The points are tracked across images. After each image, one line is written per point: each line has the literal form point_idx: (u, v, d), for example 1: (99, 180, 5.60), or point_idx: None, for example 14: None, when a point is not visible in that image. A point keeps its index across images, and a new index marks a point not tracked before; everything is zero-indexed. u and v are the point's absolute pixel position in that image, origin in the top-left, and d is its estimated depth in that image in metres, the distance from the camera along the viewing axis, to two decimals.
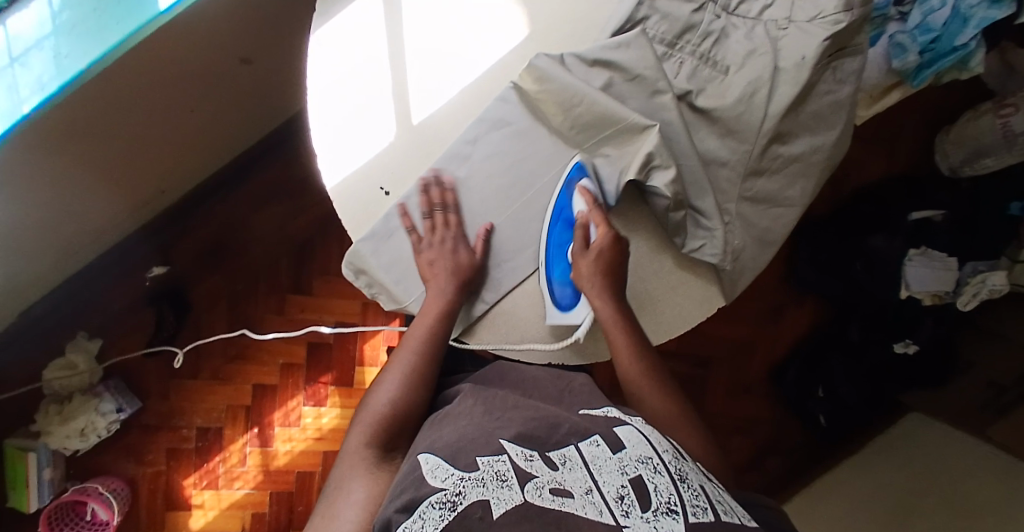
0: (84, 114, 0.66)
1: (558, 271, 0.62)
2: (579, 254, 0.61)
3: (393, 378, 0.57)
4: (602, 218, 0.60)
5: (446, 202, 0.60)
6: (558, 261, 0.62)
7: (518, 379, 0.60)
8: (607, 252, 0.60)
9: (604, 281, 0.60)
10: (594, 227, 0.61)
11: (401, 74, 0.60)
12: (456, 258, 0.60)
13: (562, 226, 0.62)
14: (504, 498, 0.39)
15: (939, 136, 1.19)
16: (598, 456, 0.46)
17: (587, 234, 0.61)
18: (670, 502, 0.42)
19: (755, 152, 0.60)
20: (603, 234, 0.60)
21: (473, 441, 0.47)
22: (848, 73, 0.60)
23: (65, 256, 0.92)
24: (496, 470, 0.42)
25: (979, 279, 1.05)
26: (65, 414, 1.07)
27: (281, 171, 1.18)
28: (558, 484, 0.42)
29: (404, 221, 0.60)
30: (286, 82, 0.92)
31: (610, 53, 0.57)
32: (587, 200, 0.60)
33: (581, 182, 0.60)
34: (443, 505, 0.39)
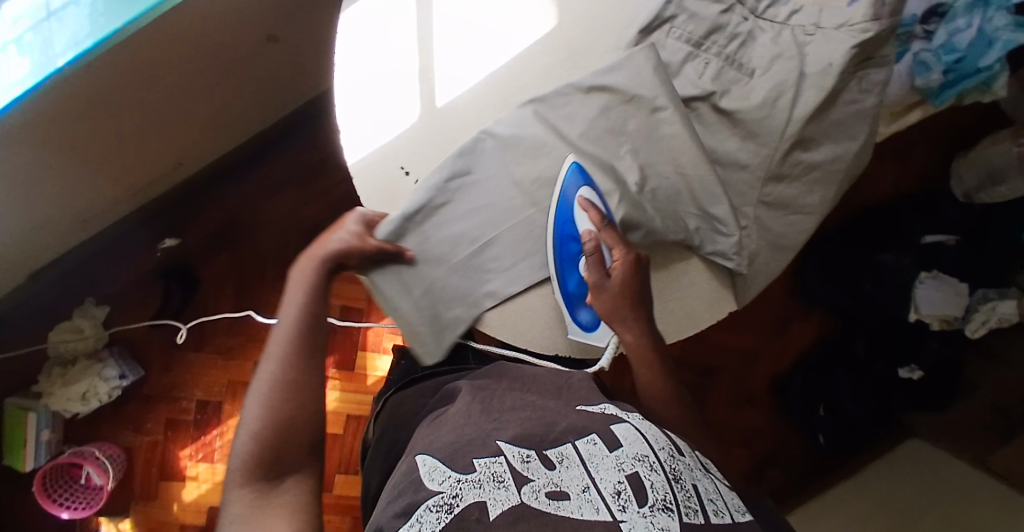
0: (115, 74, 0.66)
1: (572, 283, 0.61)
2: (600, 280, 0.59)
3: (264, 384, 0.49)
4: (615, 237, 0.59)
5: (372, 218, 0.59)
6: (572, 271, 0.61)
7: (515, 377, 0.60)
8: (629, 273, 0.59)
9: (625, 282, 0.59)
10: (608, 249, 0.60)
11: (429, 57, 0.60)
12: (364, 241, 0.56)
13: (568, 243, 0.60)
14: (500, 500, 0.41)
15: (955, 161, 1.18)
16: (596, 453, 0.47)
17: (603, 257, 0.60)
18: (665, 499, 0.44)
19: (776, 156, 0.60)
20: (621, 254, 0.59)
21: (470, 443, 0.48)
22: (872, 84, 0.60)
23: (81, 221, 0.93)
24: (492, 472, 0.44)
25: (990, 306, 1.07)
26: (69, 377, 1.08)
27: (298, 153, 1.19)
28: (555, 486, 0.44)
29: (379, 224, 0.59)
30: (311, 61, 0.92)
31: (602, 78, 0.58)
32: (593, 215, 0.59)
33: (581, 194, 0.59)
34: (439, 508, 0.41)
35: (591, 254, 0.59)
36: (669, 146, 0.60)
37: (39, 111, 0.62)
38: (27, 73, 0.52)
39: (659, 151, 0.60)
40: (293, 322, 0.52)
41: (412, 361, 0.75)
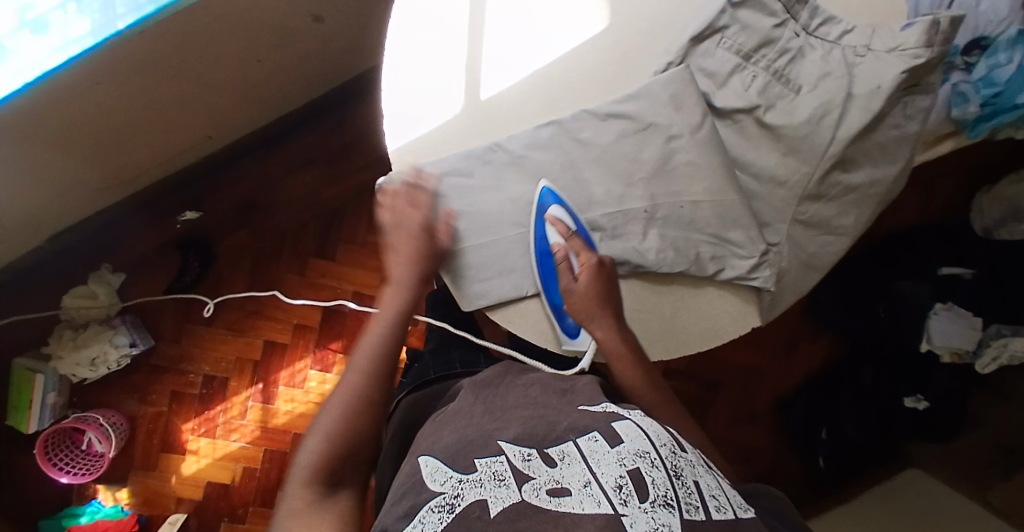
0: (162, 43, 0.66)
1: (558, 297, 0.62)
2: (569, 286, 0.60)
3: (346, 390, 0.53)
4: (581, 245, 0.60)
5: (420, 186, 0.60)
6: (554, 287, 0.62)
7: (524, 379, 0.60)
8: (594, 278, 0.59)
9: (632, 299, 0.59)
10: (575, 257, 0.60)
11: (477, 50, 0.60)
12: (424, 243, 0.59)
13: (543, 259, 0.61)
14: (501, 497, 0.42)
15: (978, 195, 1.18)
16: (597, 450, 0.47)
17: (570, 266, 0.60)
18: (666, 495, 0.43)
19: (815, 176, 0.60)
20: (587, 263, 0.60)
21: (472, 443, 0.49)
22: (917, 110, 0.60)
23: (106, 187, 0.93)
24: (494, 470, 0.45)
25: (1001, 343, 1.05)
26: (79, 342, 1.08)
27: (323, 136, 1.19)
28: (555, 484, 0.43)
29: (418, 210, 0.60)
30: (347, 47, 0.92)
31: (620, 106, 0.59)
32: (560, 230, 0.60)
33: (551, 211, 0.60)
34: (440, 509, 0.42)
35: (561, 265, 0.60)
36: (697, 172, 0.60)
37: (83, 75, 0.62)
38: (86, 33, 0.52)
39: (673, 182, 0.61)
40: (382, 339, 0.56)
41: (424, 363, 0.76)
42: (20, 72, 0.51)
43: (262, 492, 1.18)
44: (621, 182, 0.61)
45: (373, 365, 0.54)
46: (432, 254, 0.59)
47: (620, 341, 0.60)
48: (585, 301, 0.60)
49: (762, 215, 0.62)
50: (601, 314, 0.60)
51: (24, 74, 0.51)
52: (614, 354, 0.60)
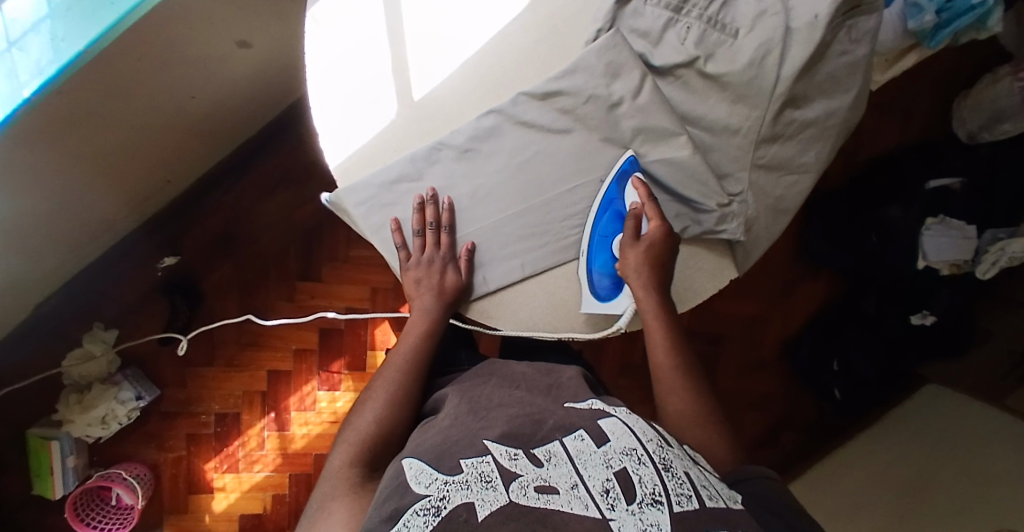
0: (87, 99, 0.64)
1: (598, 261, 0.63)
2: (629, 245, 0.60)
3: (377, 399, 0.58)
4: (655, 210, 0.60)
5: (440, 221, 0.62)
6: (600, 251, 0.63)
7: (509, 377, 0.61)
8: (658, 244, 0.59)
9: (650, 274, 0.60)
10: (646, 220, 0.60)
11: (402, 49, 0.59)
12: (443, 280, 0.62)
13: (610, 217, 0.62)
14: (489, 500, 0.42)
15: (957, 101, 1.16)
16: (584, 450, 0.47)
17: (639, 226, 0.60)
18: (654, 492, 0.43)
19: (767, 118, 0.58)
20: (656, 228, 0.59)
21: (457, 443, 0.49)
22: (863, 32, 0.59)
23: (76, 246, 0.92)
24: (480, 472, 0.44)
25: (998, 247, 1.02)
26: (86, 403, 1.09)
27: (286, 157, 1.18)
28: (543, 482, 0.44)
29: (395, 236, 0.62)
30: (288, 63, 0.90)
31: (555, 83, 0.58)
32: (641, 191, 0.60)
33: (635, 175, 0.60)
34: (427, 511, 0.42)
35: (630, 222, 0.60)
36: (648, 136, 0.59)
37: (10, 146, 0.60)
38: None
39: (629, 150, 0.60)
40: (411, 352, 0.61)
41: None
42: None
43: (294, 516, 1.20)
44: (574, 160, 0.61)
45: (402, 376, 0.60)
46: (452, 289, 0.62)
47: (654, 317, 0.60)
48: (637, 258, 0.60)
49: (720, 167, 0.61)
50: (646, 284, 0.60)
51: None
52: (649, 321, 0.60)
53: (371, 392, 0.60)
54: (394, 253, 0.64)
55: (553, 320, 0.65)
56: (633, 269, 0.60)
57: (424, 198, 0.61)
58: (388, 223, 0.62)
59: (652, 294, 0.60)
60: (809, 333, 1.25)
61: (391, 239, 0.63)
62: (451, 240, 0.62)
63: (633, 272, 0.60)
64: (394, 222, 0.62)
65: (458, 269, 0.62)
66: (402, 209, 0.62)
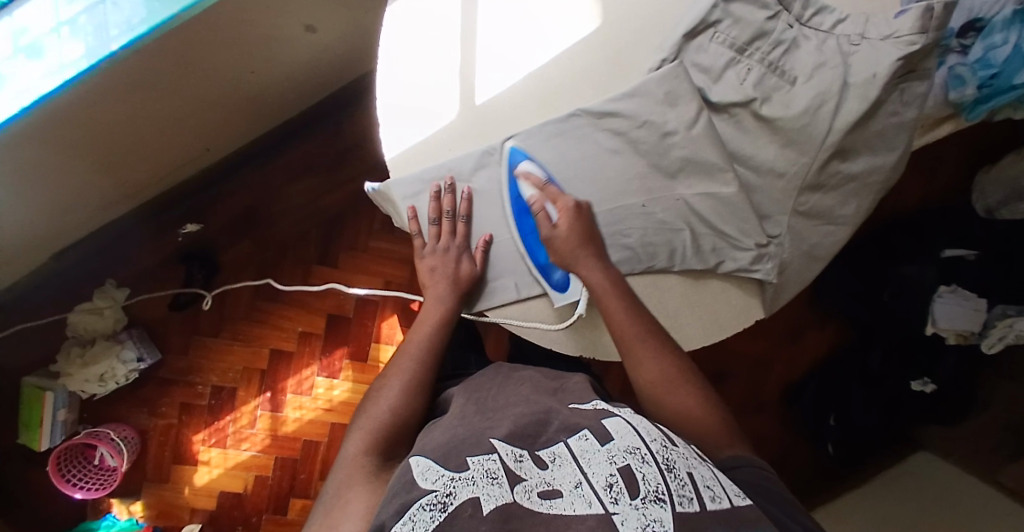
0: (163, 64, 0.66)
1: (541, 256, 0.63)
2: (550, 235, 0.60)
3: (393, 388, 0.59)
4: (556, 192, 0.61)
5: (457, 210, 0.63)
6: (536, 246, 0.63)
7: (517, 377, 0.61)
8: (575, 221, 0.60)
9: (587, 249, 0.60)
10: (552, 205, 0.60)
11: (470, 54, 0.60)
12: (458, 269, 0.63)
13: (521, 217, 0.62)
14: (494, 495, 0.42)
15: (980, 176, 1.18)
16: (588, 449, 0.47)
17: (548, 214, 0.60)
18: (656, 490, 0.43)
19: (815, 166, 0.60)
20: (564, 207, 0.60)
21: (464, 442, 0.49)
22: (915, 96, 0.60)
23: (107, 204, 0.93)
24: (486, 469, 0.44)
25: (1006, 323, 1.03)
26: (87, 358, 1.08)
27: (320, 142, 1.19)
28: (547, 484, 0.44)
29: (412, 224, 0.64)
30: (344, 52, 0.91)
31: (613, 104, 0.59)
32: (533, 181, 0.60)
33: (523, 166, 0.61)
34: (432, 506, 0.42)
35: (539, 215, 0.60)
36: (695, 169, 0.61)
37: (91, 90, 0.61)
38: (80, 56, 0.50)
39: (675, 180, 0.62)
40: (426, 342, 0.63)
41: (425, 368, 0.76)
42: (16, 96, 0.50)
43: (275, 499, 1.19)
44: (619, 181, 0.62)
45: (418, 366, 0.61)
46: (467, 278, 0.63)
47: (607, 286, 0.60)
48: (569, 242, 0.60)
49: (762, 208, 0.62)
50: (588, 256, 0.60)
51: (20, 98, 0.50)
52: (602, 290, 0.60)
53: (386, 379, 0.61)
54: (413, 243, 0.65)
55: (579, 340, 0.65)
56: (568, 255, 0.60)
57: (442, 186, 0.62)
58: (406, 211, 0.64)
59: (595, 268, 0.60)
60: (810, 383, 1.25)
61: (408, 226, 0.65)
62: (467, 231, 0.63)
63: (569, 256, 0.60)
64: (411, 210, 0.63)
65: (473, 260, 0.63)
66: (413, 195, 0.63)
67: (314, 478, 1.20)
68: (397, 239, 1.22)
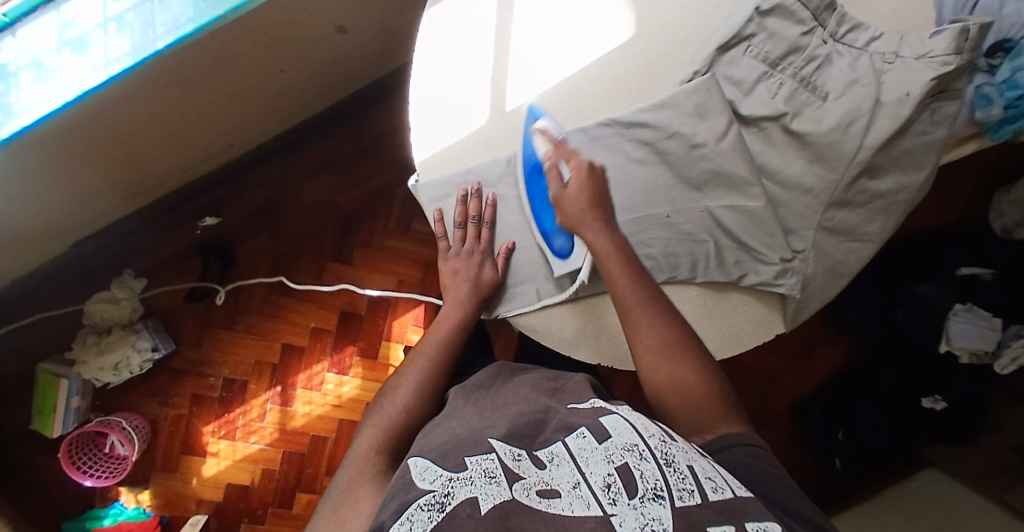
0: (199, 62, 0.66)
1: (549, 222, 0.63)
2: (560, 194, 0.59)
3: (407, 387, 0.59)
4: (569, 153, 0.59)
5: (482, 215, 0.64)
6: (546, 210, 0.63)
7: (518, 380, 0.60)
8: (586, 182, 0.58)
9: (594, 213, 0.58)
10: (565, 165, 0.59)
11: (504, 61, 0.61)
12: (480, 274, 0.63)
13: (535, 177, 0.62)
14: (492, 495, 0.42)
15: (998, 196, 1.17)
16: (585, 447, 0.46)
17: (561, 172, 0.59)
18: (655, 488, 0.42)
19: (842, 183, 0.60)
20: (576, 167, 0.59)
21: (463, 441, 0.49)
22: (944, 116, 0.60)
23: (128, 195, 0.94)
24: (484, 468, 0.44)
25: (1021, 343, 1.02)
26: (103, 347, 1.08)
27: (340, 140, 1.19)
28: (546, 484, 0.43)
29: (437, 226, 0.65)
30: (368, 53, 0.92)
31: (642, 114, 0.60)
32: (546, 139, 0.60)
33: (537, 125, 0.60)
34: (432, 506, 0.42)
35: (550, 174, 0.59)
36: (722, 182, 0.61)
37: (134, 82, 0.62)
38: (126, 53, 0.51)
39: (701, 193, 0.62)
40: (444, 342, 0.62)
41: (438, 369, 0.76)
42: (61, 90, 0.51)
43: (281, 493, 1.20)
44: (645, 189, 0.62)
45: (431, 366, 0.61)
46: (487, 284, 0.63)
47: (613, 251, 0.57)
48: (578, 204, 0.58)
49: (787, 223, 0.62)
50: (595, 220, 0.58)
51: (65, 92, 0.51)
52: (607, 256, 0.57)
53: (398, 377, 0.60)
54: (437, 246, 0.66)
55: (597, 349, 0.63)
56: (574, 216, 0.58)
57: (468, 190, 0.63)
58: (432, 213, 0.65)
59: (602, 233, 0.57)
60: (819, 396, 1.25)
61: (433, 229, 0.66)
62: (491, 236, 0.64)
63: (576, 215, 0.58)
64: (437, 212, 0.64)
65: (495, 266, 0.64)
66: (439, 198, 0.64)
67: (320, 473, 1.20)
68: (411, 239, 1.22)
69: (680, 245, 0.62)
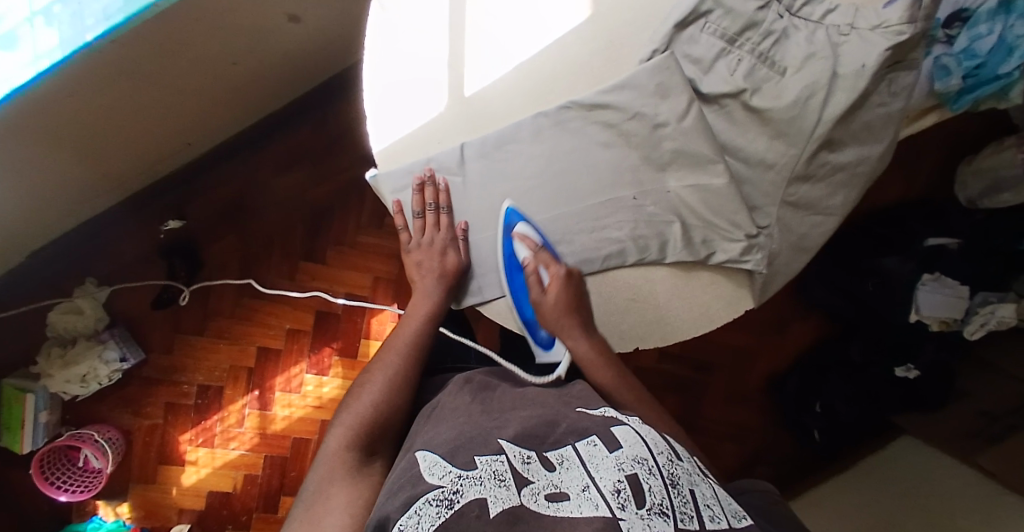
0: (141, 54, 0.64)
1: (529, 311, 0.66)
2: (540, 299, 0.63)
3: (377, 382, 0.58)
4: (549, 259, 0.63)
5: (439, 201, 0.63)
6: (526, 301, 0.65)
7: (523, 387, 0.59)
8: (563, 291, 0.62)
9: (572, 320, 0.62)
10: (544, 270, 0.63)
11: (460, 44, 0.60)
12: (444, 260, 0.64)
13: (516, 273, 0.65)
14: (501, 497, 0.41)
15: (962, 166, 1.19)
16: (596, 454, 0.46)
17: (541, 278, 0.63)
18: (661, 503, 0.43)
19: (803, 157, 0.60)
20: (554, 275, 0.62)
21: (472, 440, 0.48)
22: (902, 87, 0.60)
23: (82, 200, 0.90)
24: (493, 470, 0.44)
25: (988, 309, 1.06)
26: (68, 359, 1.06)
27: (306, 135, 1.17)
28: (554, 487, 0.43)
29: (397, 218, 0.65)
30: (325, 41, 0.89)
31: (604, 96, 0.59)
32: (528, 244, 0.62)
33: (519, 227, 0.63)
34: (439, 503, 0.41)
35: (529, 278, 0.63)
36: (686, 160, 0.61)
37: (76, 77, 0.60)
38: (55, 47, 0.49)
39: (667, 174, 0.62)
40: (414, 336, 0.63)
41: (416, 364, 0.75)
42: None
43: (264, 498, 1.18)
44: (610, 171, 0.62)
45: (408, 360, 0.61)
46: (453, 268, 0.64)
47: (593, 357, 0.62)
48: (556, 310, 0.62)
49: (751, 200, 0.62)
50: (573, 327, 0.63)
51: None
52: (588, 362, 0.62)
53: (368, 374, 0.60)
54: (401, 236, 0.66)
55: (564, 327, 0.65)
56: (553, 323, 0.62)
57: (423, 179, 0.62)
58: (392, 204, 0.64)
59: (580, 339, 0.63)
60: (795, 372, 1.27)
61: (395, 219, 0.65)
62: (449, 220, 0.64)
63: (554, 323, 0.63)
64: (395, 205, 0.63)
65: (458, 250, 0.64)
66: (393, 188, 0.63)
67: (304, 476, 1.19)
68: (385, 233, 1.20)
69: (645, 229, 0.62)
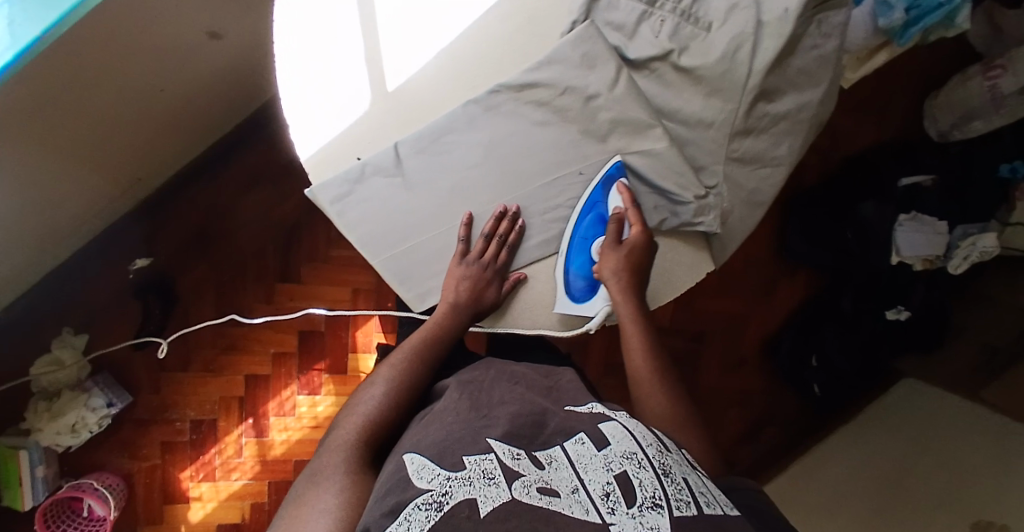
0: (56, 88, 0.62)
1: (579, 259, 0.66)
2: (612, 248, 0.64)
3: (386, 379, 0.58)
4: (637, 216, 0.63)
5: (507, 237, 0.63)
6: (581, 251, 0.65)
7: (511, 374, 0.59)
8: (639, 248, 0.63)
9: (628, 278, 0.63)
10: (629, 225, 0.64)
11: (374, 38, 0.58)
12: (484, 290, 0.64)
13: (593, 219, 0.64)
14: (491, 496, 0.39)
15: (928, 102, 1.18)
16: (584, 454, 0.46)
17: (621, 230, 0.64)
18: (654, 496, 0.42)
19: (741, 111, 0.59)
20: (637, 234, 0.63)
21: (459, 440, 0.46)
22: (833, 26, 0.59)
23: (42, 247, 0.89)
24: (483, 469, 0.42)
25: (969, 242, 1.04)
26: (55, 411, 1.05)
27: (263, 156, 1.16)
28: (544, 483, 0.42)
29: (462, 229, 0.63)
30: (257, 55, 0.88)
31: (530, 75, 0.58)
32: (626, 197, 0.62)
33: (621, 180, 0.62)
34: (429, 506, 0.39)
35: (612, 226, 0.63)
36: (625, 129, 0.60)
37: None
38: None
39: (609, 142, 0.61)
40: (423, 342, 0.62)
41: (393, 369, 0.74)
42: None
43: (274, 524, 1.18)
44: (553, 150, 0.61)
45: (407, 364, 0.60)
46: (488, 302, 0.64)
47: (631, 316, 0.63)
48: (619, 263, 0.63)
49: (696, 160, 0.62)
50: (628, 285, 0.63)
51: None
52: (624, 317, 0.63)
53: (379, 370, 0.60)
54: (447, 248, 0.65)
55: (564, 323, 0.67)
56: (610, 274, 0.63)
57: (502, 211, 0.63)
58: (459, 215, 0.63)
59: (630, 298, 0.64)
60: (787, 332, 1.26)
61: (455, 229, 0.64)
62: (507, 258, 0.64)
63: (611, 276, 0.64)
64: (466, 218, 0.63)
65: (498, 288, 0.65)
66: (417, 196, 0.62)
67: None
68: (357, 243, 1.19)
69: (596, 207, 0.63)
